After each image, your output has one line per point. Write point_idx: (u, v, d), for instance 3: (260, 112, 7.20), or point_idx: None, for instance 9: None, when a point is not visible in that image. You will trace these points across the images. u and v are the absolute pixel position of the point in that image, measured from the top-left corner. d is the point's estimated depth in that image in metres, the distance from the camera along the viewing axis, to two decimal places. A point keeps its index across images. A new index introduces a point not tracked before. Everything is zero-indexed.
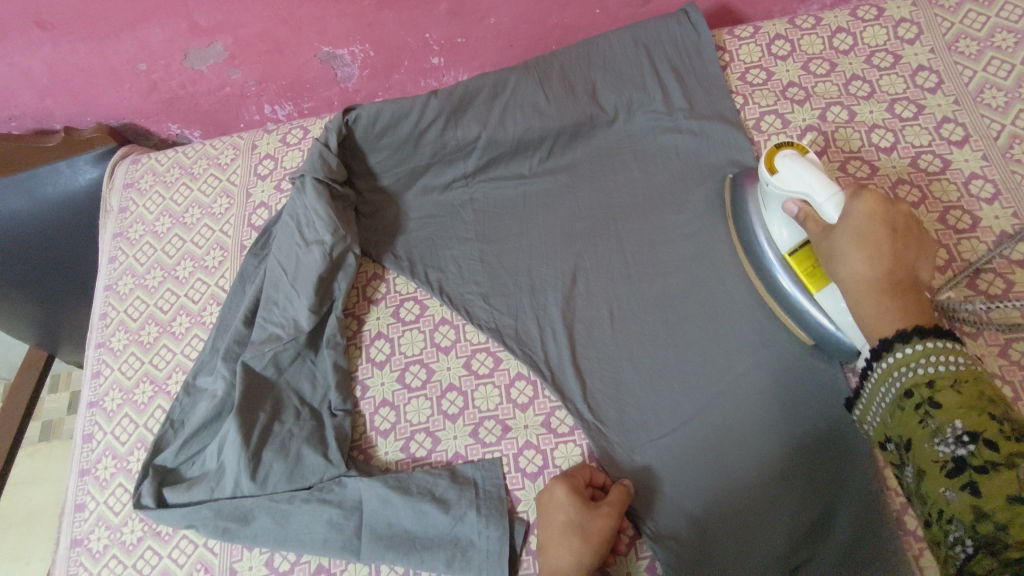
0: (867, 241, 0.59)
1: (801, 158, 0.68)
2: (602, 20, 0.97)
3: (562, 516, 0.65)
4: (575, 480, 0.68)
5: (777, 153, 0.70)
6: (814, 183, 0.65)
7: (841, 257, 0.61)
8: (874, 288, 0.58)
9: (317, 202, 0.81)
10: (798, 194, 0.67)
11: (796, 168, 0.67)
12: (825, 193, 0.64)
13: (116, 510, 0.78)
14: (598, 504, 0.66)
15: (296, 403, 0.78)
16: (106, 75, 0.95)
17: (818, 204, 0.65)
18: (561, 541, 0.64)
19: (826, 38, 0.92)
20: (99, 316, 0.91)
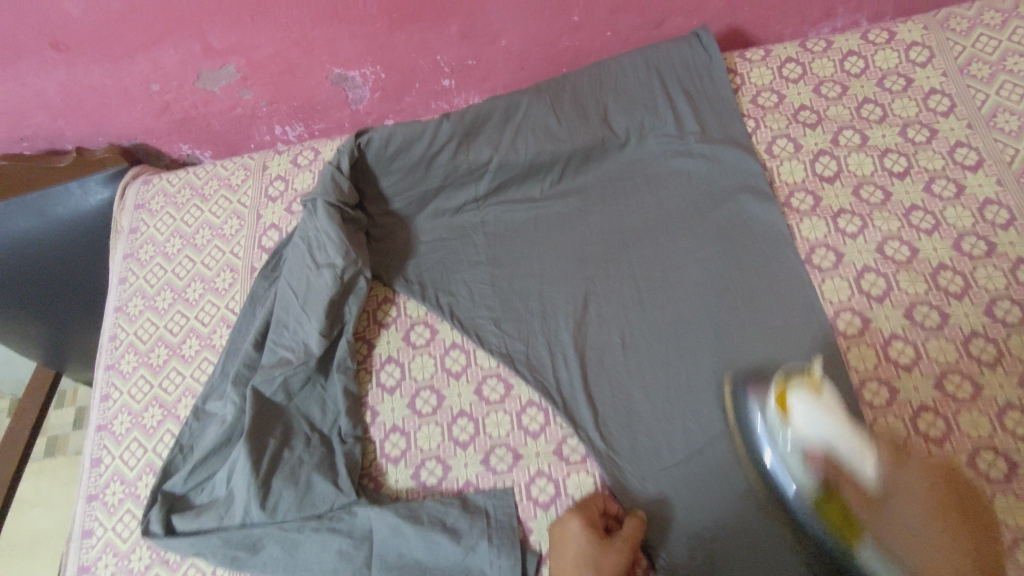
0: (932, 519, 0.58)
1: (816, 398, 0.63)
2: (612, 43, 0.97)
3: (574, 552, 0.64)
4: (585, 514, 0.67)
5: (787, 393, 0.65)
6: (844, 432, 0.61)
7: (891, 536, 0.58)
8: (942, 534, 0.57)
9: (328, 226, 0.81)
10: (821, 443, 0.62)
11: (816, 415, 0.62)
12: (857, 461, 0.60)
13: (124, 536, 0.77)
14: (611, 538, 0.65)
15: (306, 429, 0.78)
16: (118, 96, 0.95)
17: (850, 459, 0.61)
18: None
19: (838, 61, 0.92)
20: (108, 338, 0.91)
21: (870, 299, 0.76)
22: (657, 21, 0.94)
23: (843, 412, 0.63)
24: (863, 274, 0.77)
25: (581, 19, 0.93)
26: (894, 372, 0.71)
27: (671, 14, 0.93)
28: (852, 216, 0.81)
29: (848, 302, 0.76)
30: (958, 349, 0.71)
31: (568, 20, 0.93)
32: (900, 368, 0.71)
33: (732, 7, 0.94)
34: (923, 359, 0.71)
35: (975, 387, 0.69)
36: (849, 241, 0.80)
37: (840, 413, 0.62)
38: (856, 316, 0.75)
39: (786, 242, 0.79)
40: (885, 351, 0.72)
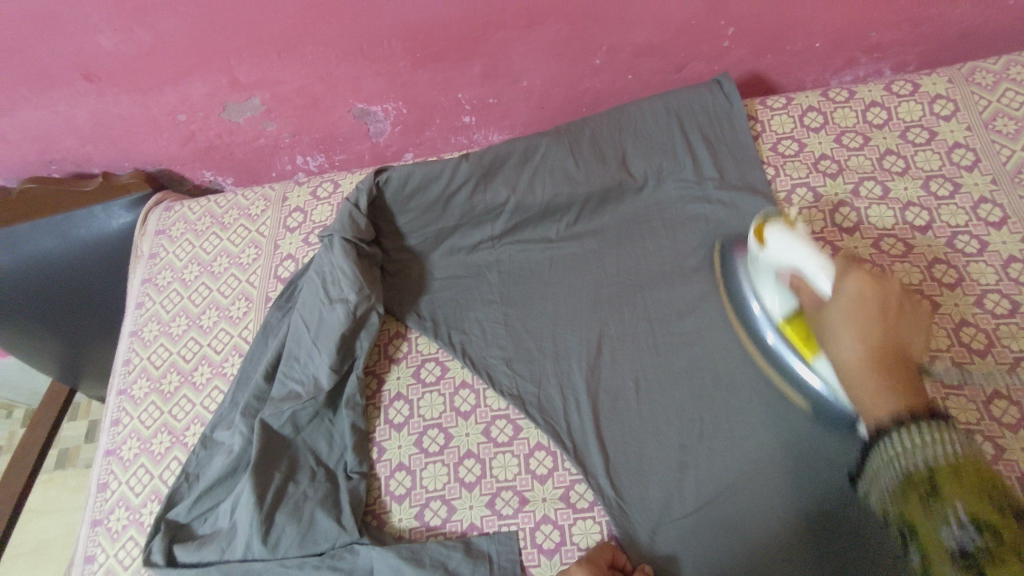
0: (862, 329, 0.59)
1: (789, 229, 0.70)
2: (633, 86, 0.98)
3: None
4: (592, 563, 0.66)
5: (766, 227, 0.73)
6: (812, 257, 0.67)
7: (835, 343, 0.61)
8: (869, 327, 0.59)
9: (343, 261, 0.82)
10: (790, 265, 0.69)
11: (789, 242, 0.69)
12: (817, 269, 0.66)
13: (125, 564, 0.77)
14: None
15: (311, 463, 0.77)
16: (146, 124, 0.97)
17: (812, 274, 0.66)
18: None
19: (860, 111, 0.92)
20: (123, 361, 0.92)
21: None
22: (679, 66, 0.95)
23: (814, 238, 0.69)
24: None
25: (602, 62, 0.94)
26: None
27: (693, 60, 0.94)
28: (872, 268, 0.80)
29: None
30: (979, 410, 0.69)
31: (590, 64, 0.93)
32: None
33: (754, 55, 0.94)
34: None
35: (996, 451, 0.67)
36: None
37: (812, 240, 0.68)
38: None
39: None
40: None
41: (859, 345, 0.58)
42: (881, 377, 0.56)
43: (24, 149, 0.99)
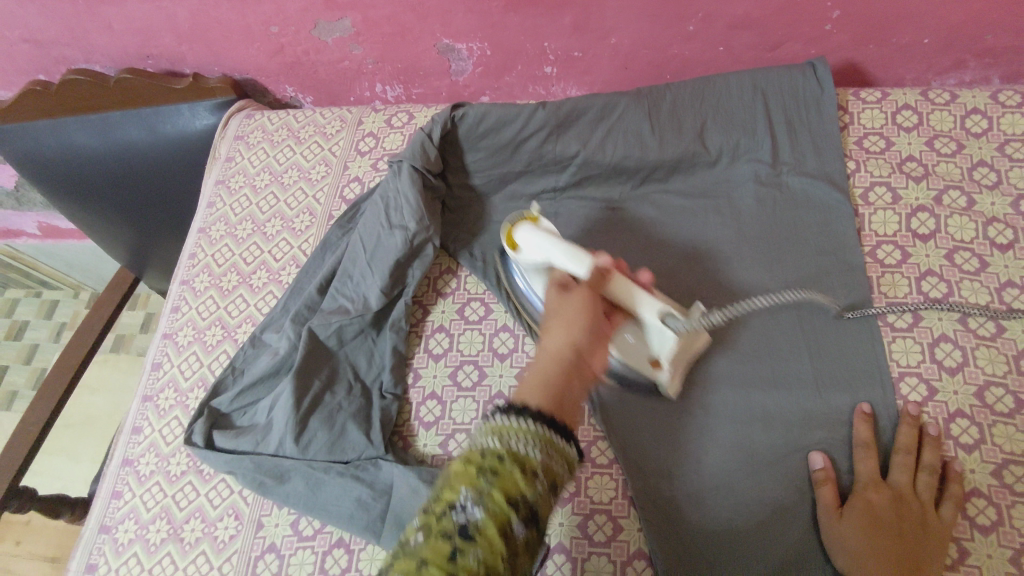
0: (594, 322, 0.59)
1: (535, 227, 0.77)
2: (723, 58, 0.95)
3: (559, 330, 0.56)
4: (550, 308, 0.63)
5: (514, 231, 0.78)
6: (558, 244, 0.73)
7: (570, 301, 0.62)
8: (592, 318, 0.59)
9: (408, 189, 0.84)
10: (543, 260, 0.75)
11: (539, 237, 0.75)
12: (569, 255, 0.72)
13: (168, 440, 0.83)
14: (571, 299, 0.63)
15: (350, 377, 0.81)
16: (240, 31, 0.99)
17: (570, 265, 0.72)
18: (549, 334, 0.57)
19: (959, 117, 0.86)
20: (189, 255, 0.97)
21: (942, 369, 0.73)
22: (773, 45, 0.92)
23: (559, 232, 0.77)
24: (939, 341, 0.74)
25: (695, 30, 0.91)
26: (952, 449, 0.69)
27: (790, 40, 0.91)
28: (939, 280, 0.78)
29: (917, 367, 0.73)
30: None
31: (682, 29, 0.91)
32: (960, 447, 0.69)
33: (855, 43, 0.90)
34: (987, 442, 0.68)
35: None
36: (930, 304, 0.76)
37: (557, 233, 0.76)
38: (921, 383, 0.72)
39: (860, 291, 0.78)
40: (946, 426, 0.70)
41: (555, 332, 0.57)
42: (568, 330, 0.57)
43: (125, 40, 1.03)
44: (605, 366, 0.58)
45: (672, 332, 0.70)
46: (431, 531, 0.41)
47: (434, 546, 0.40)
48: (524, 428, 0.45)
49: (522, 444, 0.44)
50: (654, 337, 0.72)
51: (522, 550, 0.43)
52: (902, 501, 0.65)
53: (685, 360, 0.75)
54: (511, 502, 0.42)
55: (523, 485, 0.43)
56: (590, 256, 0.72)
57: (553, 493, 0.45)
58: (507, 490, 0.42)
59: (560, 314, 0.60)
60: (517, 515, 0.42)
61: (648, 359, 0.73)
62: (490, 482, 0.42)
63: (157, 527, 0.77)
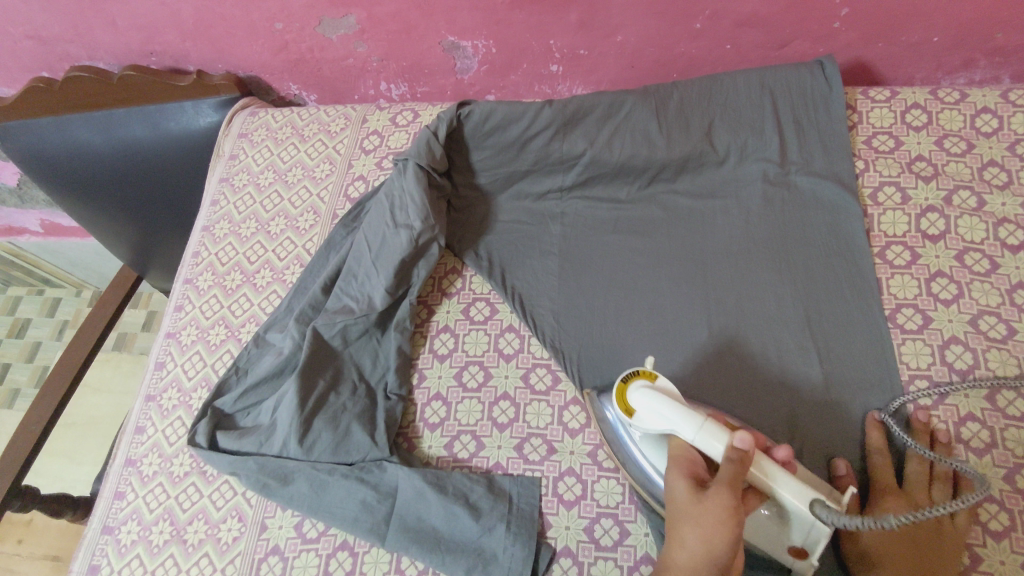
0: (736, 524, 0.52)
1: (653, 389, 0.63)
2: (730, 56, 0.94)
3: (698, 539, 0.52)
4: (683, 506, 0.55)
5: (627, 390, 0.65)
6: (687, 417, 0.60)
7: (709, 500, 0.53)
8: (733, 521, 0.52)
9: (414, 188, 0.83)
10: (664, 430, 0.61)
11: (656, 405, 0.61)
12: (696, 431, 0.59)
13: (171, 440, 0.82)
14: (713, 499, 0.53)
15: (354, 377, 0.80)
16: (244, 28, 0.99)
17: (699, 442, 0.59)
18: (686, 551, 0.53)
19: (969, 116, 0.85)
20: (192, 253, 0.96)
21: (952, 372, 0.72)
22: (782, 43, 0.91)
23: (679, 394, 0.63)
24: (949, 344, 0.73)
25: (703, 27, 0.90)
26: (963, 453, 0.68)
27: (798, 38, 0.90)
28: (949, 281, 0.77)
29: (926, 370, 0.72)
30: None
31: (690, 27, 0.90)
32: (970, 452, 0.68)
33: (865, 41, 0.89)
34: (998, 446, 0.68)
35: None
36: (940, 306, 0.75)
37: (678, 397, 0.62)
38: (931, 385, 0.71)
39: (869, 292, 0.77)
40: (957, 430, 0.69)
41: (687, 546, 0.53)
42: (707, 539, 0.52)
43: (129, 37, 1.03)
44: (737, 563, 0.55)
45: (824, 525, 0.56)
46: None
47: None
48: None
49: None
50: (798, 531, 0.59)
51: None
52: (918, 509, 0.64)
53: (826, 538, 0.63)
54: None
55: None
56: (728, 434, 0.58)
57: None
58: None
59: (695, 514, 0.53)
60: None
61: (789, 546, 0.61)
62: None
63: (160, 528, 0.77)
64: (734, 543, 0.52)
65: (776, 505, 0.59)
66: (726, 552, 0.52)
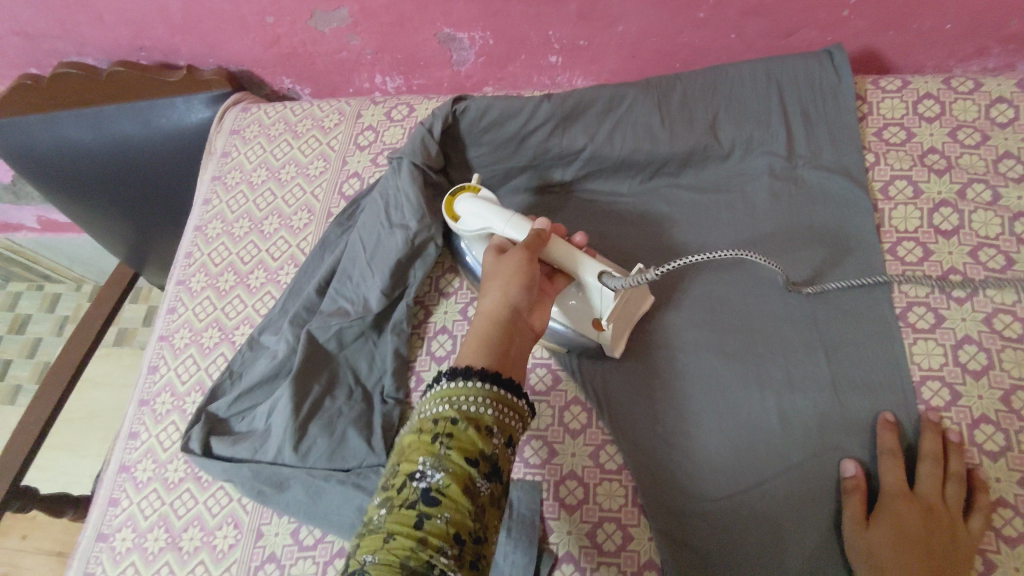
0: (524, 274, 0.62)
1: (475, 197, 0.74)
2: (735, 46, 0.91)
3: (495, 291, 0.60)
4: (487, 272, 0.64)
5: (454, 200, 0.75)
6: (498, 214, 0.72)
7: (502, 262, 0.64)
8: (523, 272, 0.62)
9: (409, 185, 0.81)
10: (482, 229, 0.73)
11: (478, 206, 0.73)
12: (509, 220, 0.71)
13: (165, 446, 0.81)
14: (508, 258, 0.64)
15: (350, 381, 0.78)
16: (234, 22, 0.96)
17: (508, 231, 0.70)
18: (488, 301, 0.60)
19: (984, 106, 0.82)
20: (185, 253, 0.94)
21: (965, 373, 0.70)
22: (789, 31, 0.88)
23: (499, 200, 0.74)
24: (962, 344, 0.71)
25: (707, 17, 0.87)
26: (977, 456, 0.66)
27: (806, 27, 0.87)
28: (963, 279, 0.74)
29: (939, 371, 0.70)
30: None
31: (693, 16, 0.87)
32: (985, 455, 0.66)
33: (875, 29, 0.86)
34: (1014, 449, 0.66)
35: None
36: (954, 305, 0.73)
37: (496, 200, 0.74)
38: (945, 387, 0.69)
39: (880, 291, 0.74)
40: (971, 433, 0.67)
41: (491, 293, 0.60)
42: (503, 291, 0.60)
43: (117, 32, 1.00)
44: (541, 323, 0.64)
45: (610, 290, 0.69)
46: (396, 503, 0.46)
47: (400, 514, 0.45)
48: (470, 390, 0.51)
49: (471, 403, 0.51)
50: (600, 298, 0.70)
51: (488, 502, 0.48)
52: (931, 515, 0.61)
53: (630, 318, 0.75)
54: (469, 459, 0.48)
55: (480, 441, 0.49)
56: (530, 222, 0.70)
57: (507, 445, 0.52)
58: (463, 448, 0.48)
59: (493, 279, 0.62)
60: (477, 469, 0.48)
61: (593, 319, 0.71)
62: (447, 445, 0.48)
63: (155, 536, 0.75)
64: (523, 286, 0.61)
65: (578, 282, 0.71)
66: (519, 295, 0.60)
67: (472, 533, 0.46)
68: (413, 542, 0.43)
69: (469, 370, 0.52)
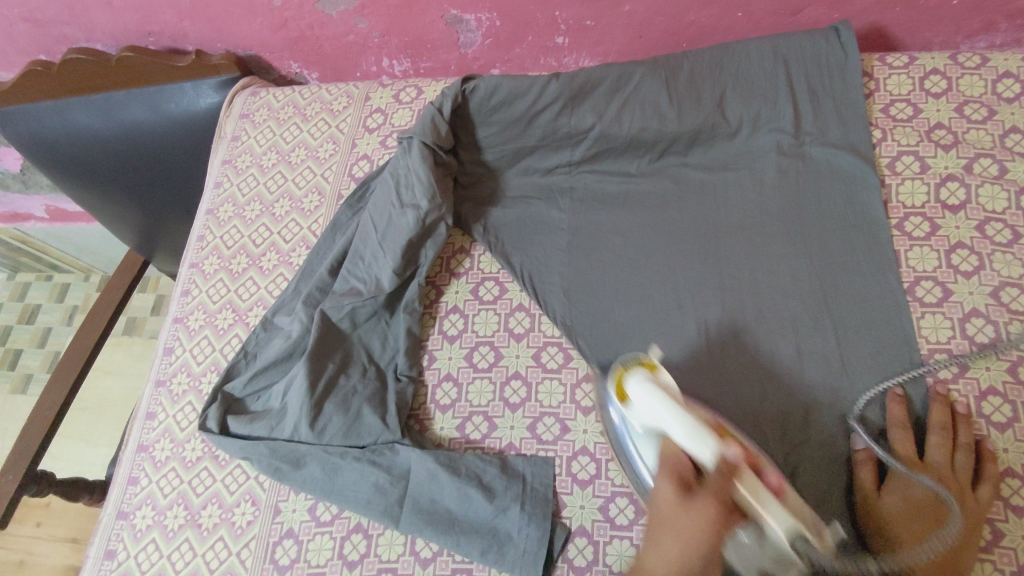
0: (718, 527, 0.51)
1: (651, 380, 0.63)
2: (742, 24, 0.91)
3: (675, 545, 0.51)
4: (664, 511, 0.53)
5: (625, 377, 0.65)
6: (677, 416, 0.60)
7: (693, 502, 0.52)
8: (717, 523, 0.51)
9: (420, 166, 0.81)
10: (653, 426, 0.62)
11: (653, 397, 0.62)
12: (687, 432, 0.59)
13: (182, 426, 0.82)
14: (698, 501, 0.52)
15: (364, 360, 0.79)
16: (241, 6, 0.96)
17: (687, 441, 0.59)
18: (662, 559, 0.51)
19: (990, 81, 0.83)
20: (197, 237, 0.95)
21: (973, 346, 0.70)
22: (796, 9, 0.88)
23: (678, 394, 0.63)
24: (969, 316, 0.72)
25: None
26: (985, 428, 0.67)
27: (813, 4, 0.87)
28: (970, 253, 0.75)
29: (946, 343, 0.71)
30: None
31: None
32: (992, 426, 0.67)
33: (881, 5, 0.86)
34: (1021, 420, 0.67)
35: None
36: (960, 278, 0.74)
37: (675, 393, 0.63)
38: (952, 359, 0.70)
39: (888, 265, 0.75)
40: (978, 404, 0.68)
41: (671, 552, 0.51)
42: (689, 543, 0.50)
43: (126, 18, 1.00)
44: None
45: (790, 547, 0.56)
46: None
47: None
48: None
49: None
50: (771, 563, 0.58)
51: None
52: (941, 483, 0.63)
53: None
54: None
55: None
56: (717, 444, 0.58)
57: None
58: None
59: (676, 521, 0.52)
60: None
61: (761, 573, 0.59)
62: None
63: (174, 513, 0.77)
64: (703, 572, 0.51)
65: (756, 529, 0.57)
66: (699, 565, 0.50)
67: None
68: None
69: None
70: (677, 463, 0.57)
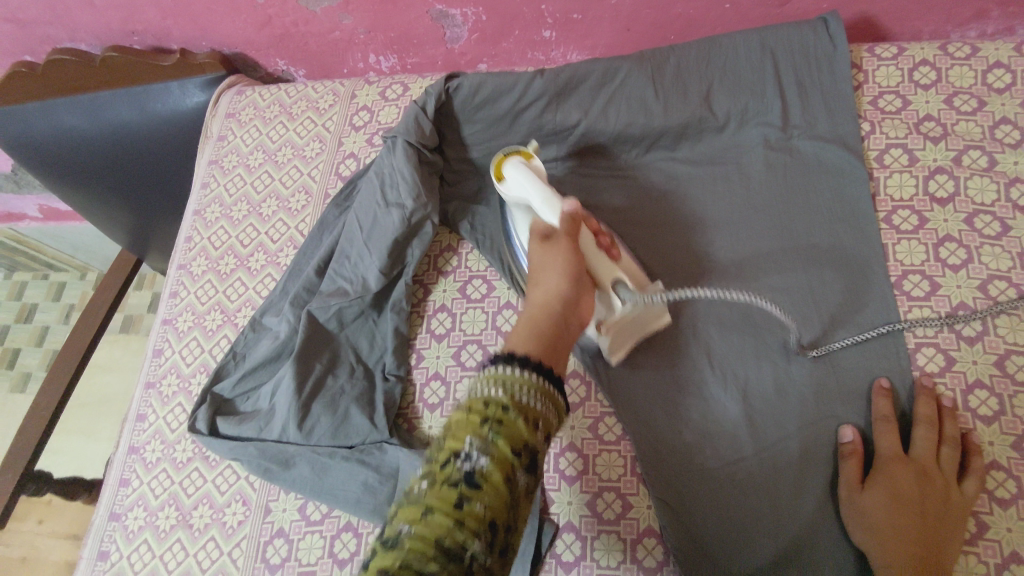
0: (572, 263, 0.62)
1: (523, 163, 0.76)
2: (729, 16, 0.90)
3: (549, 281, 0.60)
4: (534, 257, 0.65)
5: (503, 162, 0.78)
6: (537, 189, 0.73)
7: (549, 250, 0.64)
8: (572, 261, 0.62)
9: (404, 165, 0.81)
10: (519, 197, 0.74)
11: (522, 176, 0.74)
12: (543, 197, 0.72)
13: (172, 427, 0.82)
14: (556, 247, 0.64)
15: (351, 360, 0.79)
16: (224, 3, 0.95)
17: (541, 209, 0.72)
18: (541, 290, 0.60)
19: (980, 71, 0.82)
20: (185, 238, 0.95)
21: (960, 339, 0.70)
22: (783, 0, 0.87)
23: (544, 174, 0.76)
24: (957, 310, 0.71)
25: None
26: (970, 421, 0.67)
27: None
28: (958, 246, 0.74)
29: (934, 338, 0.71)
30: None
31: None
32: (979, 419, 0.67)
33: None
34: (1007, 413, 0.67)
35: None
36: (949, 272, 0.73)
37: (542, 176, 0.75)
38: (939, 353, 0.70)
39: (875, 260, 0.75)
40: (964, 398, 0.68)
41: (547, 281, 0.60)
42: (562, 277, 0.60)
43: (109, 17, 1.00)
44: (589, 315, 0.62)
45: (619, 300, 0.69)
46: (437, 478, 0.41)
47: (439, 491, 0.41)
48: (528, 377, 0.47)
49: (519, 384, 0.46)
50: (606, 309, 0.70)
51: (522, 494, 0.44)
52: (926, 477, 0.63)
53: (640, 332, 0.74)
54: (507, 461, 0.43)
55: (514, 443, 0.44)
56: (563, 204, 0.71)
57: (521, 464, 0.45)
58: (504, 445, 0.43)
59: (548, 266, 0.62)
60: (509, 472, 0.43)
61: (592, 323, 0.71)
62: (495, 430, 0.43)
63: (166, 514, 0.77)
64: (576, 283, 0.61)
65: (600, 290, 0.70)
66: (572, 291, 0.59)
67: (505, 522, 0.42)
68: (451, 523, 0.39)
69: (527, 357, 0.48)
70: (535, 222, 0.70)
